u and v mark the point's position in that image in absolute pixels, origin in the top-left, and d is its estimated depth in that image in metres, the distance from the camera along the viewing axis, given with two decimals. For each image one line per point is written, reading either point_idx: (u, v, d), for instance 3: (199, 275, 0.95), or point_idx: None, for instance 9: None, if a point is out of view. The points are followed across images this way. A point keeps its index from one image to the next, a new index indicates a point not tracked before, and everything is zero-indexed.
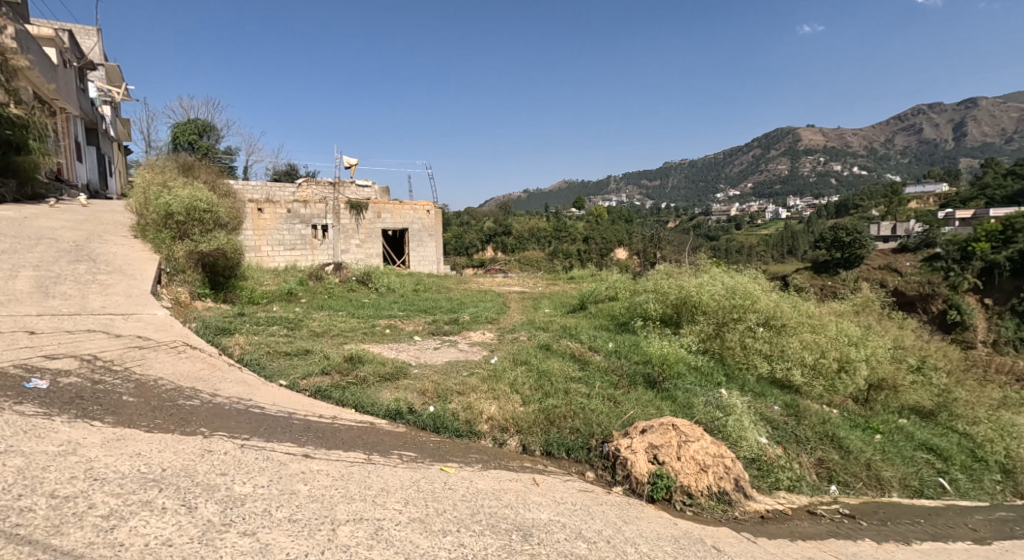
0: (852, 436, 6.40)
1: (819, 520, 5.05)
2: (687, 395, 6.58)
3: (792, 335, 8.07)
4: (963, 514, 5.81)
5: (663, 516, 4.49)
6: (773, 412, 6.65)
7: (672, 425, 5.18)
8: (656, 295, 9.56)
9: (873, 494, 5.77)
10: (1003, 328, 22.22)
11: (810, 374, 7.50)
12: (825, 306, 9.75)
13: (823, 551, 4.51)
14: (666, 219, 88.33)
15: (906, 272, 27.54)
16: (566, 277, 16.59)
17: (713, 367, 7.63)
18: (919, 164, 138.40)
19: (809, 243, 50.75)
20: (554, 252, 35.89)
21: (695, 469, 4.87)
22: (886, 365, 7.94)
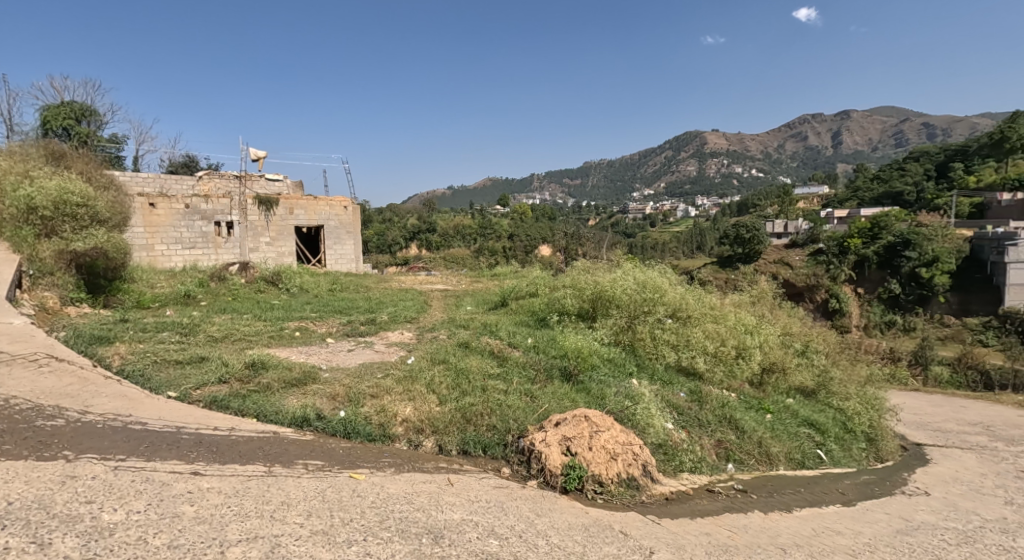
0: (746, 417, 6.89)
1: (716, 497, 5.40)
2: (601, 386, 6.80)
3: (696, 326, 8.53)
4: (837, 481, 6.44)
5: (575, 506, 4.60)
6: (678, 398, 6.99)
7: (584, 417, 5.32)
8: (573, 290, 9.79)
9: (763, 469, 6.27)
10: (871, 313, 25.39)
11: (711, 361, 7.99)
12: (725, 298, 10.40)
13: (719, 526, 4.80)
14: (586, 217, 90.84)
15: (796, 265, 29.48)
16: (490, 274, 16.63)
17: (625, 358, 7.93)
18: (805, 167, 151.25)
19: (714, 240, 54.11)
20: (479, 249, 35.73)
21: (605, 458, 5.04)
22: (777, 350, 8.57)
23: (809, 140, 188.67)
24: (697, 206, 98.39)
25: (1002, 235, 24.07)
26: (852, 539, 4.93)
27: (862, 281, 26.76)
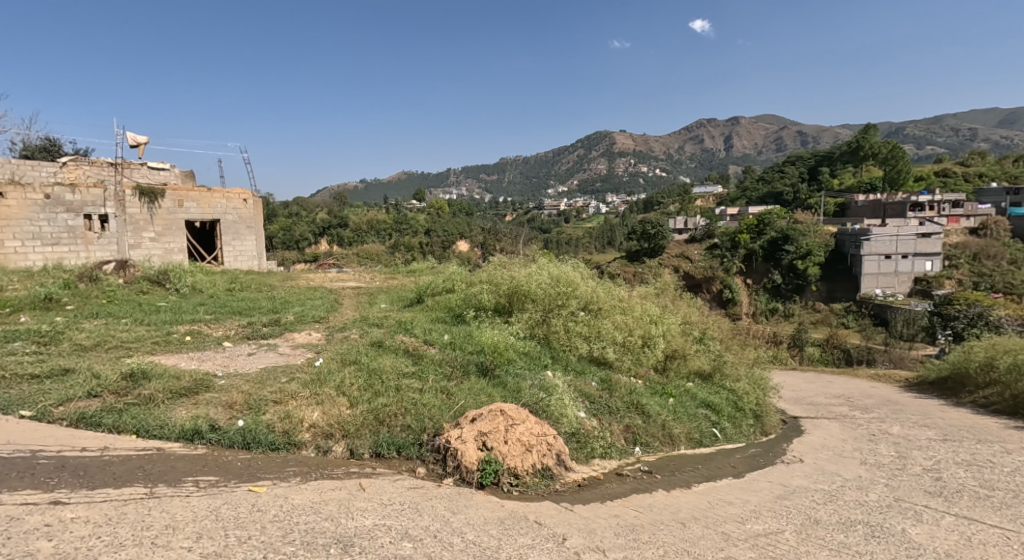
0: (652, 402, 7.22)
1: (624, 479, 5.61)
2: (517, 379, 6.81)
3: (606, 318, 8.76)
4: (729, 456, 6.91)
5: (491, 500, 4.57)
6: (590, 387, 7.16)
7: (499, 411, 5.30)
8: (490, 286, 9.75)
9: (666, 449, 6.64)
10: (758, 301, 27.59)
11: (620, 351, 8.27)
12: (632, 291, 10.77)
13: (627, 506, 4.96)
14: (502, 213, 91.25)
15: (695, 259, 31.31)
16: (404, 270, 16.28)
17: (540, 350, 8.02)
18: (704, 167, 160.92)
19: (624, 235, 56.33)
20: (394, 244, 34.73)
21: (520, 450, 5.05)
22: (678, 338, 9.01)
23: (706, 143, 201.23)
24: (607, 204, 101.87)
25: (858, 230, 26.87)
26: (742, 508, 5.26)
27: (750, 273, 28.80)
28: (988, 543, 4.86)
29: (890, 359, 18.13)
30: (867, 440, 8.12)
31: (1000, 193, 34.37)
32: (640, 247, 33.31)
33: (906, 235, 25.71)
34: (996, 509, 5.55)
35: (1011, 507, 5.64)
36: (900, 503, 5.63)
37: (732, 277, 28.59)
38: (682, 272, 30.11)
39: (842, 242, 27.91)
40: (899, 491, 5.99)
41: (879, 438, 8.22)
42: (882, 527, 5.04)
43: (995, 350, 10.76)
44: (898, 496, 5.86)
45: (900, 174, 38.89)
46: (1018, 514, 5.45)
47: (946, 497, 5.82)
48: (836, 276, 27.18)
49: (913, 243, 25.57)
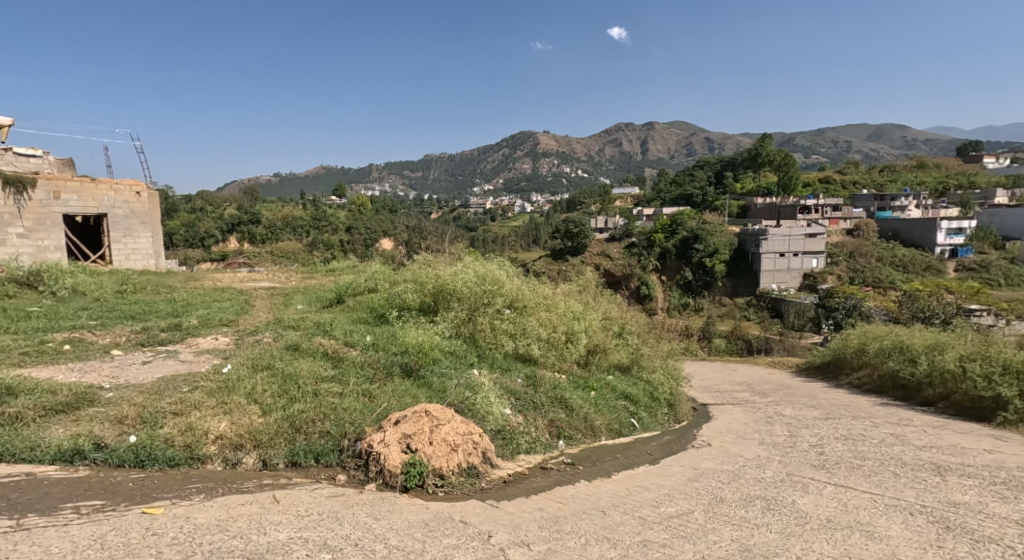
0: (575, 396, 7.36)
1: (549, 472, 5.65)
2: (442, 379, 6.68)
3: (531, 315, 8.77)
4: (645, 445, 7.16)
5: (416, 503, 4.45)
6: (516, 384, 7.15)
7: (424, 411, 5.13)
8: (415, 284, 9.51)
9: (589, 441, 6.79)
10: (671, 296, 28.88)
11: (544, 347, 8.36)
12: (556, 288, 10.85)
13: (551, 499, 4.98)
14: (427, 211, 89.90)
15: (615, 257, 32.30)
16: (324, 269, 15.63)
17: (466, 349, 7.93)
18: (624, 169, 166.30)
19: (548, 234, 57.08)
20: (312, 242, 33.27)
21: (446, 450, 4.93)
22: (600, 333, 9.20)
23: (625, 146, 208.30)
24: (531, 204, 102.97)
25: (757, 231, 28.41)
26: (657, 492, 5.43)
27: (664, 270, 30.06)
28: (861, 507, 5.29)
29: (785, 348, 19.49)
30: (764, 422, 8.66)
31: (870, 199, 38.11)
32: (564, 245, 33.84)
33: (796, 234, 27.85)
34: (868, 477, 6.07)
35: (880, 473, 6.19)
36: (791, 477, 6.03)
37: (649, 273, 29.71)
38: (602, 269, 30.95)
39: (744, 241, 29.23)
40: (789, 466, 6.42)
41: (774, 419, 8.79)
42: (775, 500, 5.37)
43: (866, 337, 11.90)
44: (788, 470, 6.28)
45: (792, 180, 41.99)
46: (885, 479, 5.98)
47: (828, 469, 6.30)
48: (739, 272, 28.57)
49: (802, 242, 27.77)
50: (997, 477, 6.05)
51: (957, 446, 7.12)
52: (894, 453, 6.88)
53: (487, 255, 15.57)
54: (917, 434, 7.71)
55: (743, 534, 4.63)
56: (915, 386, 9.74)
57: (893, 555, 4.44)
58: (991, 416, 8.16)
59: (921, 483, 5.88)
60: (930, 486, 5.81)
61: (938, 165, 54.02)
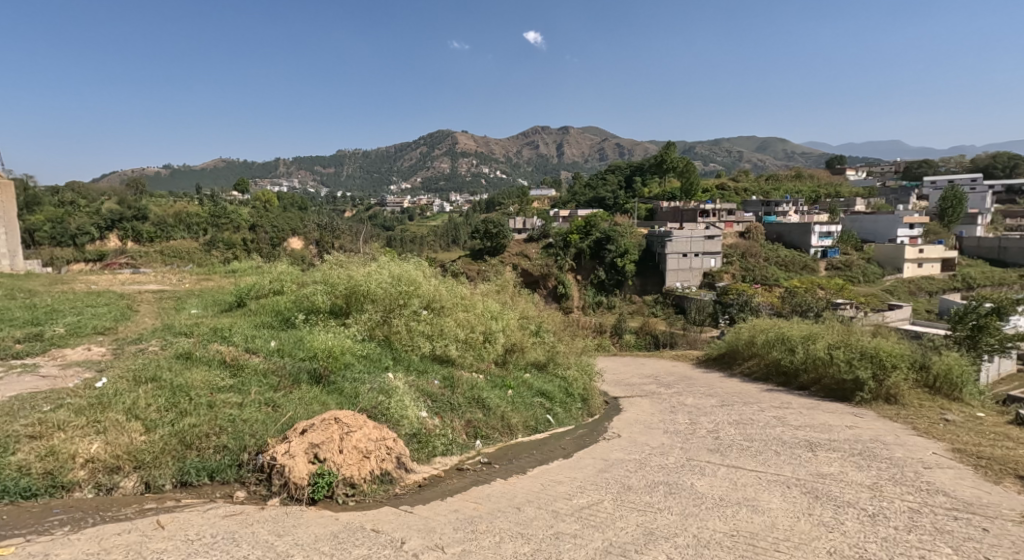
0: (492, 395, 7.36)
1: (465, 474, 5.65)
2: (355, 384, 6.40)
3: (448, 316, 8.60)
4: (560, 439, 7.25)
5: (325, 516, 4.37)
6: (432, 386, 6.98)
7: (334, 419, 4.95)
8: (324, 285, 8.97)
9: (506, 439, 6.81)
10: (586, 295, 29.57)
11: (462, 347, 8.25)
12: (473, 287, 10.71)
13: (467, 499, 5.01)
14: (341, 209, 86.54)
15: (532, 257, 32.51)
16: (224, 270, 14.50)
17: (381, 352, 7.65)
18: (540, 171, 168.87)
19: (467, 234, 56.76)
20: (211, 240, 30.94)
21: (357, 458, 4.82)
22: (517, 331, 9.23)
23: (542, 149, 211.92)
24: (449, 204, 101.96)
25: (662, 233, 29.68)
26: (569, 484, 5.52)
27: (579, 269, 30.71)
28: (748, 484, 5.65)
29: (688, 342, 20.53)
30: (668, 412, 9.02)
31: (758, 205, 41.09)
32: (482, 246, 33.53)
33: (697, 236, 29.45)
34: (754, 456, 6.47)
35: (764, 452, 6.61)
36: (690, 462, 6.32)
37: (565, 273, 30.13)
38: (520, 270, 31.04)
39: (652, 242, 30.49)
40: (688, 451, 6.71)
41: (676, 409, 9.18)
42: (676, 485, 5.62)
43: (755, 329, 12.77)
44: (688, 455, 6.57)
45: (693, 185, 44.48)
46: (768, 458, 6.40)
47: (721, 452, 6.65)
48: (647, 271, 29.85)
49: (702, 243, 29.40)
50: (856, 448, 6.66)
51: (826, 423, 7.79)
52: (775, 433, 7.39)
53: (401, 254, 15.15)
54: (795, 414, 8.35)
55: (647, 519, 4.84)
56: (793, 372, 10.58)
57: (773, 526, 4.80)
58: (853, 396, 9.04)
59: (796, 459, 6.35)
60: (804, 460, 6.30)
61: (815, 176, 59.43)
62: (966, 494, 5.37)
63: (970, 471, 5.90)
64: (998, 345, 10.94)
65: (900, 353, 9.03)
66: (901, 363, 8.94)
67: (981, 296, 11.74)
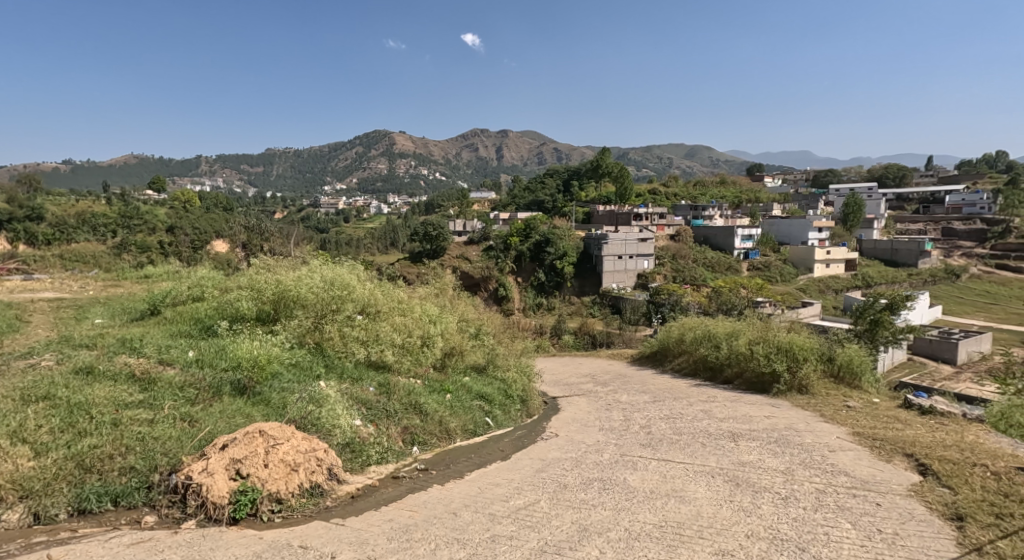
0: (430, 400, 7.21)
1: (400, 481, 5.53)
2: (283, 394, 6.12)
3: (385, 321, 8.32)
4: (498, 441, 7.20)
5: (248, 535, 4.17)
6: (367, 392, 6.75)
7: (258, 432, 4.74)
8: (248, 290, 8.43)
9: (444, 444, 6.73)
10: (526, 296, 29.68)
11: (399, 353, 8.03)
12: (412, 291, 10.41)
13: (401, 507, 4.92)
14: (272, 210, 82.87)
15: (472, 259, 31.74)
16: (138, 276, 13.43)
17: (312, 359, 7.33)
18: (479, 174, 168.50)
19: (405, 237, 55.74)
20: (122, 243, 28.72)
21: (284, 472, 4.63)
22: (456, 335, 9.11)
23: (479, 152, 211.89)
24: (387, 205, 99.93)
25: (598, 236, 30.28)
26: (507, 486, 5.51)
27: (519, 271, 30.70)
28: (677, 476, 5.77)
29: (625, 341, 21.00)
30: (604, 409, 9.14)
31: (687, 209, 42.74)
32: (422, 248, 32.27)
33: (631, 239, 30.21)
34: (683, 449, 6.62)
35: (692, 445, 6.78)
36: (624, 457, 6.38)
37: (505, 275, 30.07)
38: (460, 272, 30.42)
39: (589, 244, 31.07)
40: (622, 447, 6.79)
41: (612, 406, 9.32)
42: (609, 480, 5.68)
43: (683, 328, 13.20)
44: (621, 451, 6.64)
45: (627, 190, 45.66)
46: (695, 449, 6.58)
47: (652, 446, 6.77)
48: (585, 273, 30.34)
49: (636, 246, 30.20)
50: (772, 437, 6.95)
51: (747, 414, 8.11)
52: (702, 426, 7.62)
53: (336, 257, 14.62)
54: (719, 407, 8.66)
55: (581, 516, 4.88)
56: (718, 367, 10.99)
57: (698, 514, 4.93)
58: (771, 388, 9.51)
59: (720, 449, 6.56)
60: (727, 450, 6.51)
61: (739, 183, 62.54)
62: (863, 472, 5.70)
63: (867, 452, 6.28)
64: (891, 337, 11.83)
65: (811, 346, 9.61)
66: (812, 356, 9.49)
67: (877, 293, 12.64)
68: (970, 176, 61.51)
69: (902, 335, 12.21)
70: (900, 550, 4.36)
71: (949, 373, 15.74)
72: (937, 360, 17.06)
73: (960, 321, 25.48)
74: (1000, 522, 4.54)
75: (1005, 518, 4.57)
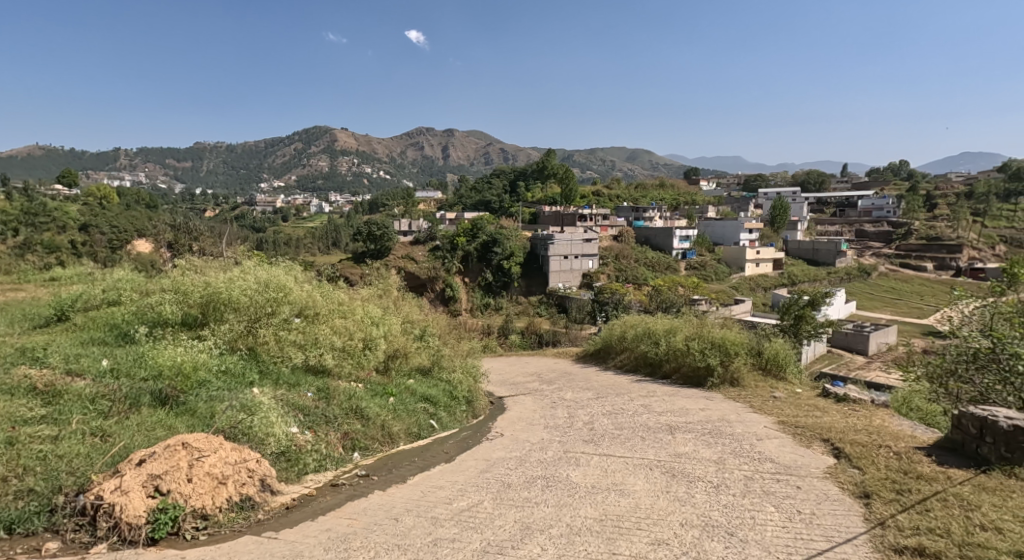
0: (371, 404, 6.96)
1: (339, 489, 5.33)
2: (211, 403, 5.74)
3: (324, 324, 7.93)
4: (442, 444, 7.02)
5: (167, 557, 3.92)
6: (304, 398, 6.44)
7: (181, 444, 4.47)
8: (172, 292, 7.82)
9: (385, 449, 6.52)
10: (473, 297, 29.41)
11: (339, 356, 7.70)
12: (354, 292, 10.01)
13: (340, 516, 4.74)
14: (203, 209, 78.57)
15: (419, 259, 30.81)
16: (47, 280, 12.24)
17: (243, 366, 6.90)
18: (423, 174, 166.45)
19: (348, 237, 54.18)
20: (29, 242, 26.26)
21: (211, 485, 4.39)
22: (400, 336, 8.83)
23: (423, 151, 209.30)
24: (328, 204, 96.89)
25: (545, 237, 30.46)
26: (450, 489, 5.37)
27: (467, 272, 30.32)
28: (617, 470, 5.79)
29: (570, 339, 21.13)
30: (549, 407, 9.09)
31: (629, 210, 43.66)
32: (365, 248, 30.99)
33: (576, 239, 30.53)
34: (623, 443, 6.67)
35: (631, 439, 6.85)
36: (567, 454, 6.36)
37: (453, 275, 29.66)
38: (405, 272, 29.76)
39: (536, 245, 31.23)
40: (565, 444, 6.76)
41: (557, 404, 9.30)
42: (552, 477, 5.63)
43: (625, 326, 13.39)
44: (565, 448, 6.60)
45: (571, 191, 46.20)
46: (634, 443, 6.63)
47: (594, 442, 6.78)
48: (532, 273, 30.37)
49: (581, 246, 30.54)
50: (706, 428, 7.12)
51: (684, 408, 8.29)
52: (641, 420, 7.71)
53: (273, 258, 13.90)
54: (658, 401, 8.81)
55: (524, 514, 4.82)
56: (657, 363, 11.17)
57: (636, 506, 4.95)
58: (705, 382, 9.77)
59: (658, 442, 6.65)
60: (664, 443, 6.60)
61: (676, 186, 64.60)
62: (786, 458, 5.90)
63: (790, 439, 6.52)
64: (812, 332, 12.45)
65: (741, 341, 9.97)
66: (743, 351, 9.83)
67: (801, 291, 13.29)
68: (879, 183, 66.19)
69: (823, 330, 12.87)
70: (816, 529, 4.51)
71: (863, 363, 16.79)
72: (852, 352, 18.17)
73: (872, 315, 27.26)
74: (900, 497, 4.78)
75: (906, 493, 4.82)
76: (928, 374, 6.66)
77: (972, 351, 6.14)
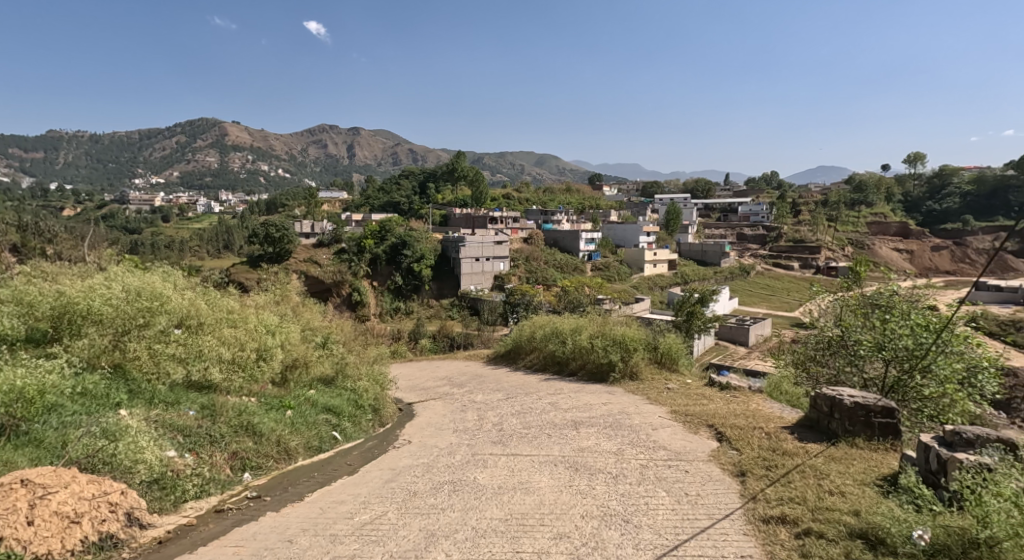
0: (265, 417, 6.29)
1: (224, 515, 4.79)
2: (63, 433, 4.88)
3: (209, 334, 7.05)
4: (345, 456, 6.53)
5: None
6: (184, 417, 5.70)
7: (19, 482, 3.80)
8: (11, 303, 6.37)
9: (282, 465, 5.95)
10: (382, 301, 28.38)
11: (228, 369, 6.93)
12: (245, 298, 9.10)
13: (224, 545, 4.26)
14: (67, 209, 69.72)
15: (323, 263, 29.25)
16: None
17: (109, 385, 5.95)
18: (324, 175, 159.68)
19: (243, 239, 50.55)
20: None
21: (58, 526, 3.75)
22: (298, 345, 8.17)
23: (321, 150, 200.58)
24: (219, 203, 89.80)
25: (456, 239, 29.99)
26: (352, 502, 4.95)
27: (375, 275, 29.16)
28: (523, 468, 5.63)
29: (481, 341, 20.97)
30: (458, 411, 8.79)
31: (537, 213, 44.21)
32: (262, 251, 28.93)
33: (488, 242, 30.20)
34: (530, 441, 6.54)
35: (538, 436, 6.73)
36: (475, 456, 6.12)
37: (360, 279, 28.46)
38: (309, 277, 28.15)
39: (446, 247, 30.70)
40: (474, 447, 6.50)
41: (466, 407, 9.03)
42: (460, 481, 5.35)
43: (534, 326, 13.40)
44: (473, 450, 6.37)
45: (481, 193, 46.17)
46: (541, 441, 6.52)
47: (502, 442, 6.60)
48: (442, 275, 29.82)
49: (491, 248, 30.36)
50: (608, 421, 7.17)
51: (588, 403, 8.33)
52: (548, 417, 7.64)
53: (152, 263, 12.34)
54: (565, 398, 8.81)
55: (429, 521, 4.53)
56: (563, 361, 11.22)
57: (540, 503, 4.80)
58: (608, 377, 9.94)
59: (562, 438, 6.58)
60: (569, 438, 6.55)
61: (580, 190, 66.60)
62: (677, 445, 6.05)
63: (680, 427, 6.72)
64: (703, 326, 13.12)
65: (639, 337, 10.25)
66: (640, 346, 10.11)
67: (693, 288, 13.98)
68: (755, 190, 72.48)
69: (712, 324, 13.59)
70: (701, 509, 4.59)
71: (744, 353, 18.12)
72: (735, 343, 19.51)
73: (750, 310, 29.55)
74: (768, 472, 5.00)
75: (772, 468, 5.06)
76: (795, 361, 7.19)
77: (827, 338, 6.73)
